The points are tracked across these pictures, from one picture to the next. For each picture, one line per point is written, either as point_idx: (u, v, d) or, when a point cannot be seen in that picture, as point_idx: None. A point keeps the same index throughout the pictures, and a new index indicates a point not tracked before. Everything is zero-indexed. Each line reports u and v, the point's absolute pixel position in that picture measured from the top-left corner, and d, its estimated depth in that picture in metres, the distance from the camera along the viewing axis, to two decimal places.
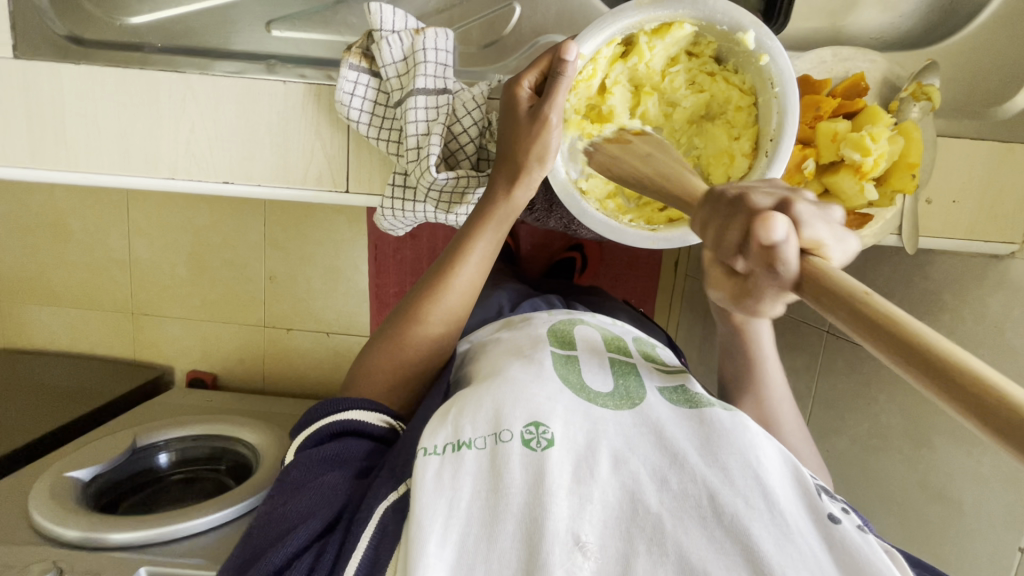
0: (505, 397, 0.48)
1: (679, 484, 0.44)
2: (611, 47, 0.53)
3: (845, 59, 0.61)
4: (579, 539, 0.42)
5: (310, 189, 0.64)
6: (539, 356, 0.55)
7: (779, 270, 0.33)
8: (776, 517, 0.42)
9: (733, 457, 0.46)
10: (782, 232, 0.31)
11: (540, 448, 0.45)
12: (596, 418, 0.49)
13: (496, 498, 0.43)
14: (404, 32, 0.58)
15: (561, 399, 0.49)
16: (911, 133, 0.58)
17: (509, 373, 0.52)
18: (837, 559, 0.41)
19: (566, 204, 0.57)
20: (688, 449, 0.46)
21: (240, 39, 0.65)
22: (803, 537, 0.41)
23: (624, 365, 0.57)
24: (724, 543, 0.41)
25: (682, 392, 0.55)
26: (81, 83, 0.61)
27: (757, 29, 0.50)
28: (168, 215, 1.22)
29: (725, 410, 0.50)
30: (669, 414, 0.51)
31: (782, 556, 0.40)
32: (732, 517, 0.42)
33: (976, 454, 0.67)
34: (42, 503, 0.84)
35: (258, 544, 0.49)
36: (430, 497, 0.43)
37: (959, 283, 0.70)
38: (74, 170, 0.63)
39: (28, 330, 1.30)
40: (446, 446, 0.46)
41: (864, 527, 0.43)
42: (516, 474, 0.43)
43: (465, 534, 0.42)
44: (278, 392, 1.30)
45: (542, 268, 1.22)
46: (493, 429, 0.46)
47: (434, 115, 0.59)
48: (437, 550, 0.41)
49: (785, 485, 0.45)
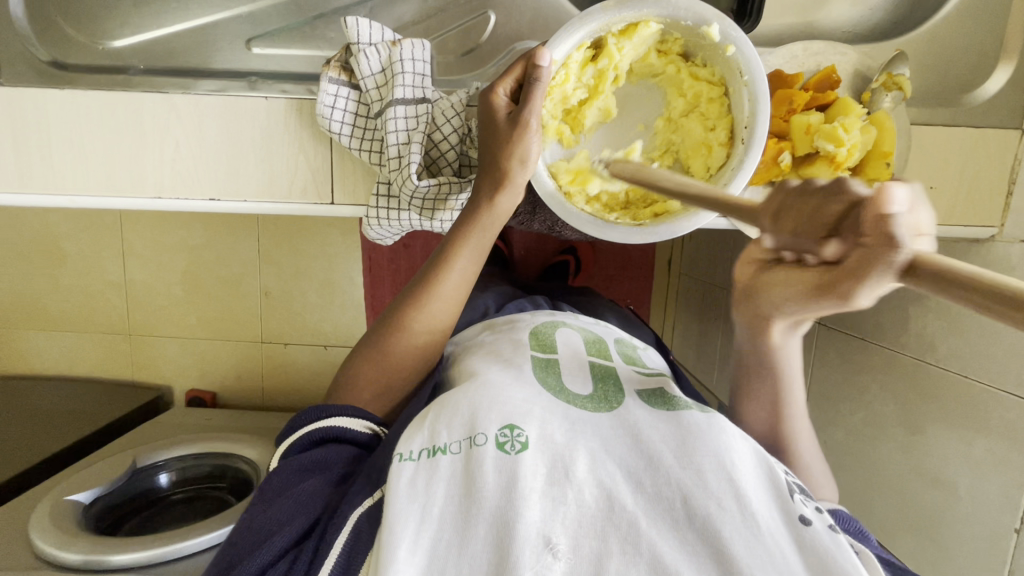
0: (480, 402, 0.48)
1: (654, 486, 0.45)
2: (582, 50, 0.54)
3: (815, 54, 0.63)
4: (550, 540, 0.42)
5: (296, 203, 0.65)
6: (519, 361, 0.57)
7: (899, 239, 0.29)
8: (748, 518, 0.42)
9: (707, 458, 0.46)
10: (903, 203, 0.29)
11: (514, 451, 0.45)
12: (574, 419, 0.50)
13: (469, 502, 0.43)
14: (380, 44, 0.59)
15: (538, 401, 0.51)
16: (883, 123, 0.59)
17: (487, 376, 0.53)
18: (806, 560, 0.41)
19: (553, 208, 0.58)
20: (662, 451, 0.47)
21: (222, 58, 0.66)
22: (772, 535, 0.42)
23: (604, 369, 0.58)
24: (695, 544, 0.42)
25: (660, 394, 0.55)
26: (67, 109, 0.61)
27: (721, 22, 0.51)
28: (161, 235, 1.22)
29: (702, 414, 0.50)
30: (648, 414, 0.52)
31: (751, 558, 0.41)
32: (704, 520, 0.43)
33: (967, 438, 0.68)
34: (42, 528, 0.83)
35: (234, 553, 0.48)
36: (403, 504, 0.43)
37: (942, 269, 0.71)
38: (64, 194, 0.64)
39: (24, 356, 1.30)
40: (422, 451, 0.46)
41: (834, 527, 0.43)
42: (490, 476, 0.44)
43: (437, 538, 0.43)
44: (278, 407, 1.31)
45: (536, 272, 1.23)
46: (469, 433, 0.47)
47: (413, 125, 0.60)
48: (408, 555, 0.41)
49: (758, 485, 0.45)
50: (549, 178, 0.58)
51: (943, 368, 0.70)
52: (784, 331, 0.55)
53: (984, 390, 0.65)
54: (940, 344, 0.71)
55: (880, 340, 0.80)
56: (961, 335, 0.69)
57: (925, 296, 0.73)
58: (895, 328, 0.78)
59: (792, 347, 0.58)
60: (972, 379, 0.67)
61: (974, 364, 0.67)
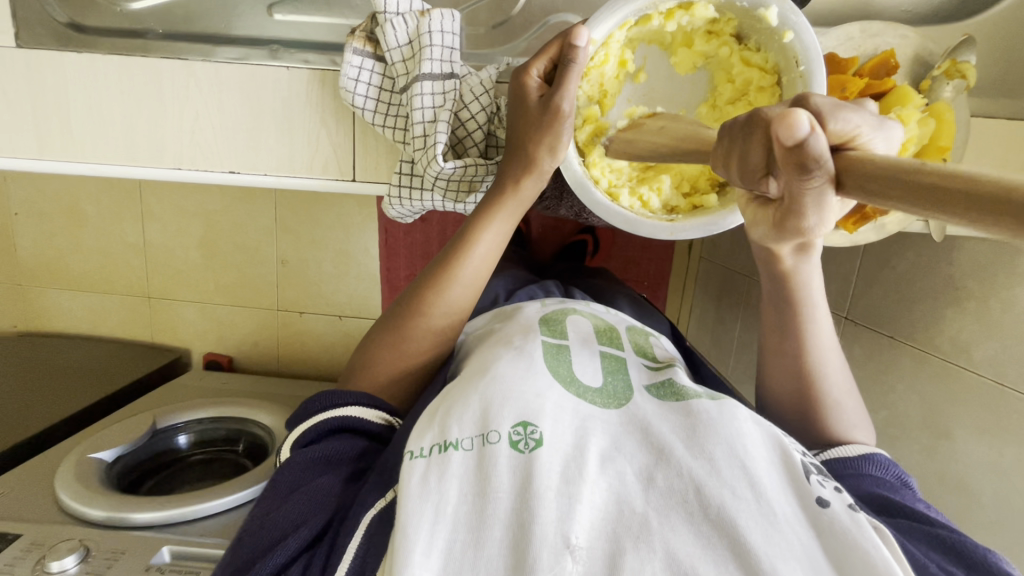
0: (493, 397, 0.47)
1: (666, 480, 0.43)
2: (625, 28, 0.52)
3: (874, 35, 0.58)
4: (569, 541, 0.40)
5: (316, 178, 0.63)
6: (530, 347, 0.55)
7: (810, 168, 0.30)
8: (762, 506, 0.41)
9: (718, 447, 0.45)
10: (807, 127, 0.29)
11: (528, 450, 0.44)
12: (585, 416, 0.49)
13: (483, 502, 0.43)
14: (408, 13, 0.56)
15: (551, 395, 0.49)
16: (942, 116, 0.55)
17: (497, 369, 0.51)
18: (825, 544, 0.40)
19: (580, 196, 0.55)
20: (673, 441, 0.46)
21: (242, 22, 0.64)
22: (789, 522, 0.41)
23: (615, 361, 0.57)
24: (712, 538, 0.40)
25: (668, 386, 0.54)
26: (85, 72, 0.60)
27: (781, 4, 0.48)
28: (180, 200, 1.22)
29: (712, 401, 0.49)
30: (656, 409, 0.50)
31: (769, 545, 0.39)
32: (719, 509, 0.41)
33: (997, 446, 0.65)
34: (68, 484, 0.86)
35: (247, 551, 0.49)
36: (415, 503, 0.42)
37: (987, 269, 0.68)
38: (82, 161, 0.62)
39: (48, 316, 1.32)
40: (433, 447, 0.46)
41: (855, 507, 0.42)
42: (504, 477, 0.43)
43: (452, 540, 0.42)
44: (293, 375, 1.32)
45: (552, 251, 1.19)
46: (481, 430, 0.46)
47: (440, 102, 0.57)
48: (423, 558, 0.40)
49: (770, 472, 0.44)
50: (579, 164, 0.55)
51: (978, 373, 0.68)
52: (795, 255, 0.52)
53: (1020, 399, 0.63)
54: (976, 348, 0.68)
55: (909, 339, 0.77)
56: (999, 340, 0.66)
57: (964, 297, 0.71)
58: (927, 329, 0.75)
59: (810, 271, 0.55)
60: (1008, 388, 0.64)
61: (1013, 371, 0.64)
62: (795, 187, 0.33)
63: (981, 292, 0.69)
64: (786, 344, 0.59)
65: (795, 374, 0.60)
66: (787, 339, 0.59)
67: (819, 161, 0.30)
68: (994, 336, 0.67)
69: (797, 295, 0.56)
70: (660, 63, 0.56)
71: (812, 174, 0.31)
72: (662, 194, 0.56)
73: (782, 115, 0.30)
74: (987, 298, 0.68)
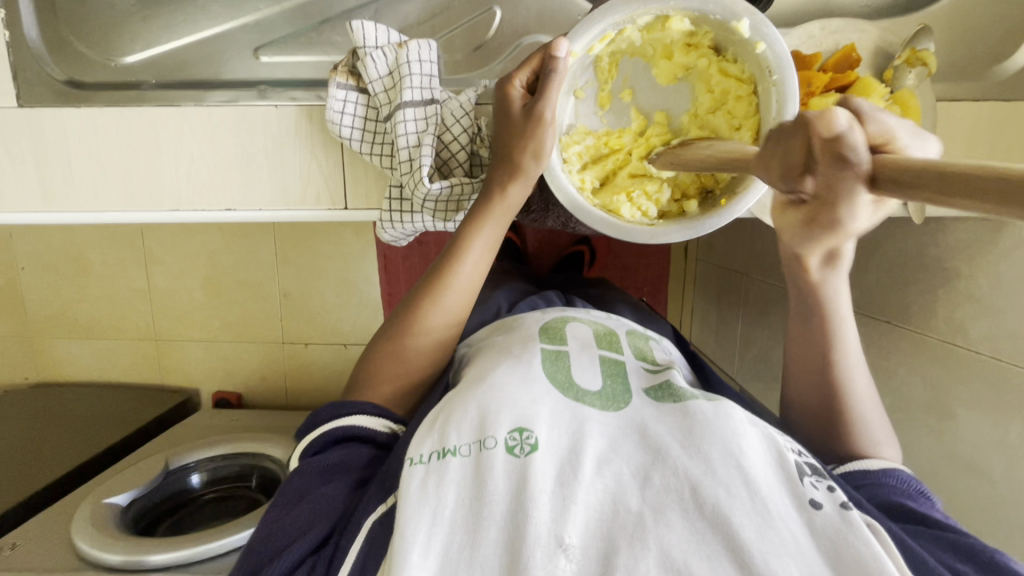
0: (490, 403, 0.48)
1: (662, 479, 0.44)
2: (604, 42, 0.54)
3: (834, 32, 0.61)
4: (562, 541, 0.41)
5: (309, 210, 0.65)
6: (528, 355, 0.56)
7: (849, 158, 0.33)
8: (757, 504, 0.42)
9: (715, 447, 0.45)
10: (844, 123, 0.33)
11: (523, 454, 0.45)
12: (583, 417, 0.50)
13: (479, 505, 0.43)
14: (386, 46, 0.59)
15: (547, 401, 0.50)
16: (907, 103, 0.57)
17: (496, 377, 0.52)
18: (818, 543, 0.41)
19: (566, 203, 0.56)
20: (669, 443, 0.46)
21: (231, 68, 0.67)
22: (783, 521, 0.41)
23: (614, 364, 0.58)
24: (705, 534, 0.41)
25: (666, 388, 0.55)
26: (83, 125, 0.63)
27: (752, 17, 0.50)
28: (182, 242, 1.25)
29: (708, 402, 0.50)
30: (654, 412, 0.51)
31: (762, 543, 0.40)
32: (714, 508, 0.42)
33: (1000, 423, 0.65)
34: (83, 530, 0.86)
35: (255, 557, 0.50)
36: (414, 507, 0.43)
37: (974, 248, 0.69)
38: (85, 211, 0.65)
39: (58, 366, 1.34)
40: (432, 454, 0.46)
41: (847, 505, 0.42)
42: (499, 481, 0.44)
43: (449, 540, 0.43)
44: (302, 406, 1.33)
45: (549, 264, 1.21)
46: (478, 436, 0.47)
47: (423, 126, 0.60)
48: (420, 559, 0.41)
49: (767, 471, 0.44)
50: (564, 173, 0.57)
51: (975, 350, 0.68)
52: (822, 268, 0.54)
53: (1017, 372, 0.63)
54: (971, 326, 0.69)
55: (907, 324, 0.78)
56: (991, 318, 0.67)
57: (953, 277, 0.71)
58: (922, 311, 0.76)
59: (837, 287, 0.57)
60: (1006, 362, 0.64)
61: (1007, 345, 0.64)
62: (832, 180, 0.35)
63: (969, 270, 0.70)
64: (813, 359, 0.60)
65: (817, 392, 0.60)
66: (812, 359, 0.60)
67: (855, 154, 0.33)
68: (986, 314, 0.67)
69: (825, 308, 0.57)
70: (643, 76, 0.58)
71: (847, 165, 0.33)
72: (659, 204, 0.58)
73: (820, 115, 0.34)
74: (976, 275, 0.69)
